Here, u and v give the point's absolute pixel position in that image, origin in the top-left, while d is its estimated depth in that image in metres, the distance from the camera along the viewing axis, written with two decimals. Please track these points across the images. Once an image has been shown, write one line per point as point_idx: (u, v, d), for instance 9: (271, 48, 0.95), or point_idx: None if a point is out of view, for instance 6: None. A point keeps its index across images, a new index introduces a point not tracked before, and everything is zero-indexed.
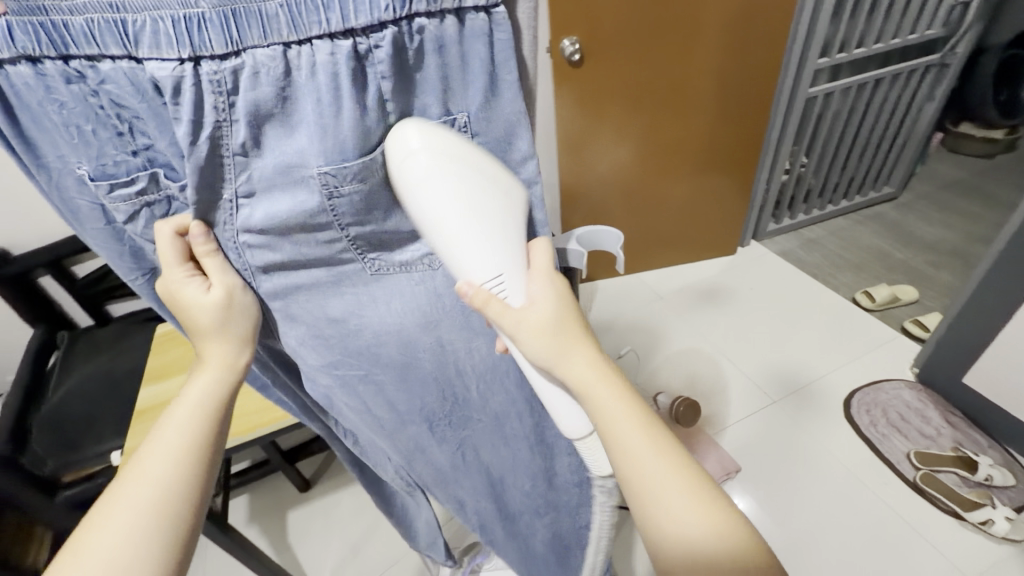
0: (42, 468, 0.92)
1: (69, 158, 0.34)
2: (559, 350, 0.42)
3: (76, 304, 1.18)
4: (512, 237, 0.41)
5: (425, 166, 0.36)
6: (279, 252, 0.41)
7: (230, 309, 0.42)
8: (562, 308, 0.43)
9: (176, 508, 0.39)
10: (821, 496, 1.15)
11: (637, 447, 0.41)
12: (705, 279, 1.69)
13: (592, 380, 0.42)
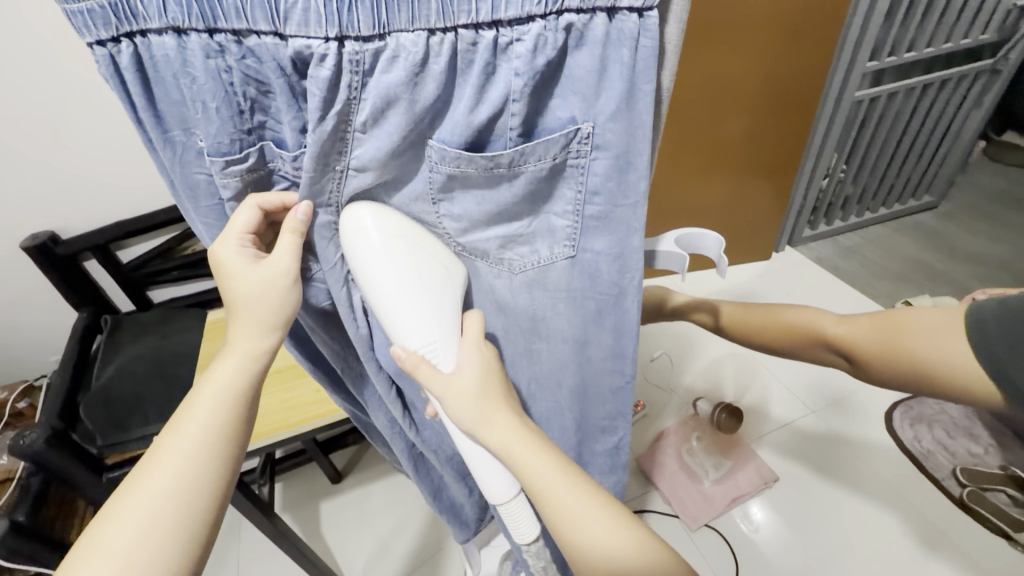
0: (91, 444, 0.97)
1: (193, 131, 0.34)
2: (482, 417, 0.44)
3: (120, 289, 1.19)
4: (446, 311, 0.43)
5: (374, 242, 0.39)
6: (376, 219, 0.41)
7: (267, 298, 0.42)
8: (484, 376, 0.45)
9: (199, 493, 0.41)
10: (859, 508, 1.12)
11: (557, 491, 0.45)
12: (740, 285, 1.66)
13: (512, 442, 0.45)
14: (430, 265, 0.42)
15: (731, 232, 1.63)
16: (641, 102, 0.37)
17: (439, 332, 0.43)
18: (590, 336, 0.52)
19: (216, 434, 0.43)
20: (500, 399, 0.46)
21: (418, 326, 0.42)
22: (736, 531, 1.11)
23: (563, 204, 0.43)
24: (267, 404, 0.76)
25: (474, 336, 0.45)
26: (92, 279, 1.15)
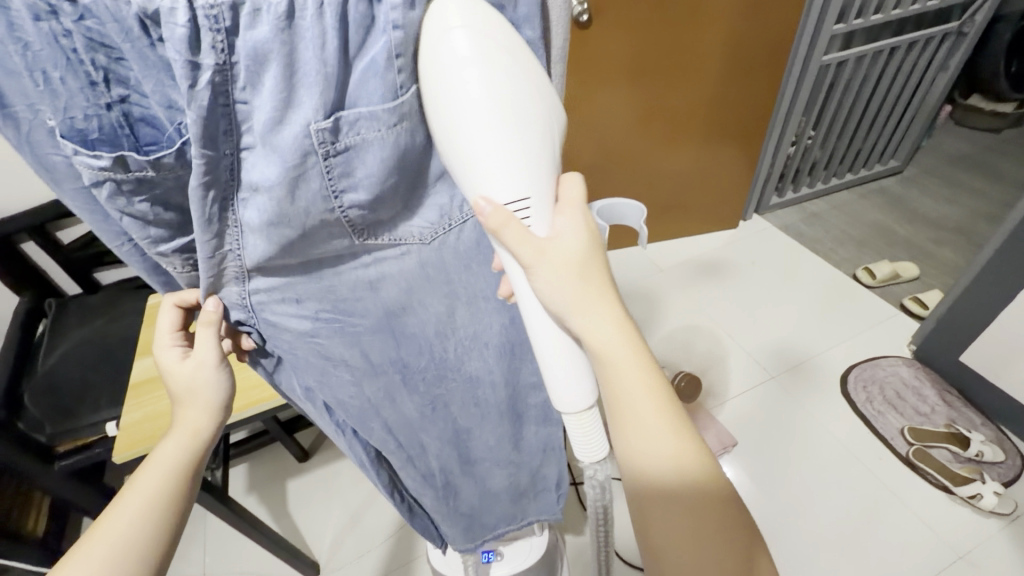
0: (40, 434, 0.94)
1: (41, 107, 0.31)
2: (580, 294, 0.41)
3: (63, 272, 1.15)
4: (525, 130, 0.36)
5: (464, 72, 0.34)
6: (270, 213, 0.37)
7: (201, 382, 0.46)
8: (590, 276, 0.41)
9: (137, 564, 0.40)
10: (814, 469, 1.16)
11: (633, 397, 0.41)
12: (706, 253, 1.67)
13: (612, 340, 0.41)
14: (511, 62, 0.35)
15: (696, 202, 1.63)
16: (525, 49, 0.39)
17: (526, 178, 0.37)
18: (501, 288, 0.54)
19: (161, 503, 0.43)
20: (605, 291, 0.42)
21: (503, 171, 0.36)
22: None
23: (453, 164, 0.43)
24: None
25: (574, 203, 0.41)
26: (30, 261, 1.11)
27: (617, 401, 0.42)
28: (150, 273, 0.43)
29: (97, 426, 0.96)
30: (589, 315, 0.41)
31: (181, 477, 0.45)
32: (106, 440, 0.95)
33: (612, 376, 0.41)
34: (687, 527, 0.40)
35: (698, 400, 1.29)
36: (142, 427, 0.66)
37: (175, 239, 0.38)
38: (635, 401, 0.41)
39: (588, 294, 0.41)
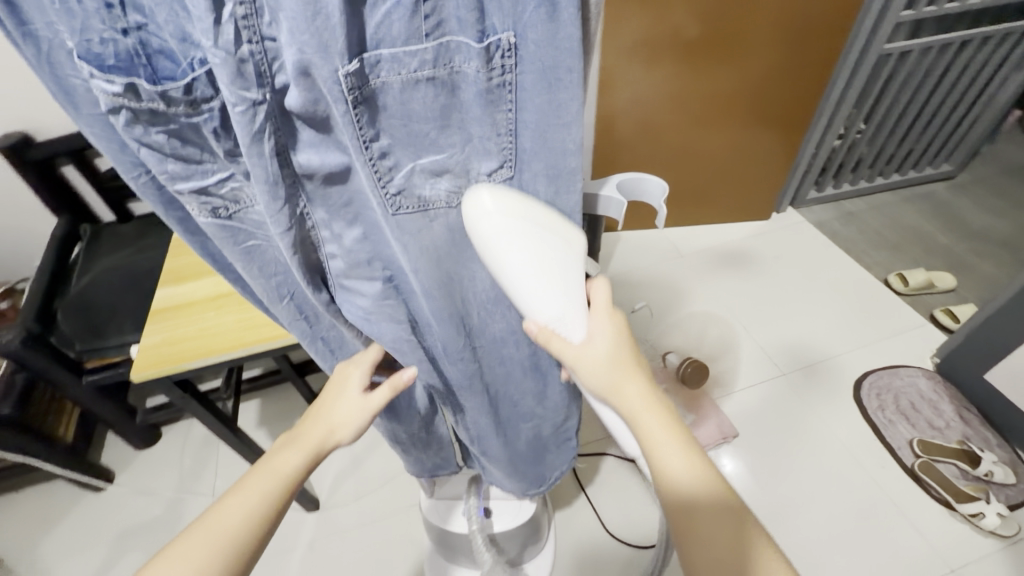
0: (70, 348, 1.01)
1: (59, 26, 0.30)
2: (614, 379, 0.50)
3: (100, 199, 1.20)
4: (567, 273, 0.47)
5: (500, 224, 0.40)
6: (313, 150, 0.37)
7: (337, 410, 0.55)
8: (616, 351, 0.50)
9: (233, 555, 0.45)
10: (813, 469, 1.15)
11: (661, 443, 0.48)
12: (732, 242, 1.63)
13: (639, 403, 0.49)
14: (552, 225, 0.44)
15: (729, 189, 1.58)
16: (565, 11, 0.35)
17: (567, 303, 0.47)
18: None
19: (267, 501, 0.49)
20: (631, 371, 0.50)
21: (548, 302, 0.46)
22: None
23: (491, 129, 0.40)
24: (223, 323, 0.71)
25: (604, 309, 0.51)
26: (70, 186, 1.16)
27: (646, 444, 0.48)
28: (169, 213, 0.41)
29: (122, 349, 1.02)
30: (607, 373, 0.49)
31: (275, 500, 0.49)
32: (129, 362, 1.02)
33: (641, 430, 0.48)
34: (696, 542, 0.44)
35: (703, 388, 1.28)
36: (162, 350, 0.69)
37: (190, 179, 0.36)
38: (663, 448, 0.47)
39: (614, 367, 0.50)
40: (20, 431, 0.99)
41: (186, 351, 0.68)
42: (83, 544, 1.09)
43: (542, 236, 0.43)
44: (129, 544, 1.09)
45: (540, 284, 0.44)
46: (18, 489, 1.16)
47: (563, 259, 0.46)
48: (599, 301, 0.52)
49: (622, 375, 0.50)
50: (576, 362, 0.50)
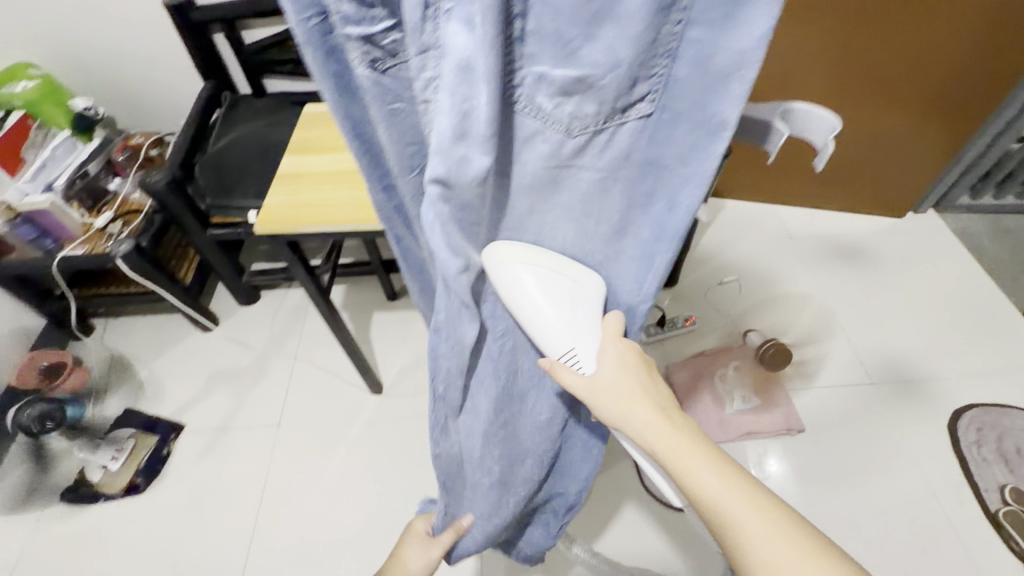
0: (201, 199, 1.14)
1: None
2: (624, 398, 0.48)
3: (241, 70, 1.29)
4: (580, 307, 0.51)
5: (514, 272, 0.48)
6: (470, 24, 0.32)
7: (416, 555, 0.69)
8: (624, 377, 0.49)
9: None
10: (879, 486, 1.08)
11: (701, 473, 0.44)
12: (852, 235, 1.48)
13: (662, 426, 0.46)
14: (563, 267, 0.50)
15: (867, 175, 1.42)
16: None
17: (578, 338, 0.51)
18: (626, 218, 0.48)
19: None
20: (645, 390, 0.49)
21: (561, 335, 0.50)
22: (753, 462, 1.11)
23: (644, 43, 0.35)
24: (337, 198, 0.75)
25: (614, 332, 0.51)
26: (218, 52, 1.25)
27: (683, 474, 0.45)
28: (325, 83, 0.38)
29: (243, 212, 1.12)
30: (621, 407, 0.48)
31: None
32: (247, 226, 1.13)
33: (675, 464, 0.45)
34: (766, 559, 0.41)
35: (779, 376, 1.21)
36: (281, 210, 0.74)
37: (358, 23, 0.34)
38: (705, 476, 0.44)
39: (626, 399, 0.48)
40: (153, 263, 1.15)
41: (303, 215, 0.73)
42: (189, 371, 1.26)
43: (551, 279, 0.49)
44: (223, 380, 1.24)
45: (557, 314, 0.50)
46: (144, 313, 1.35)
47: (575, 299, 0.50)
48: (606, 333, 0.51)
49: (636, 404, 0.48)
50: (591, 400, 0.49)
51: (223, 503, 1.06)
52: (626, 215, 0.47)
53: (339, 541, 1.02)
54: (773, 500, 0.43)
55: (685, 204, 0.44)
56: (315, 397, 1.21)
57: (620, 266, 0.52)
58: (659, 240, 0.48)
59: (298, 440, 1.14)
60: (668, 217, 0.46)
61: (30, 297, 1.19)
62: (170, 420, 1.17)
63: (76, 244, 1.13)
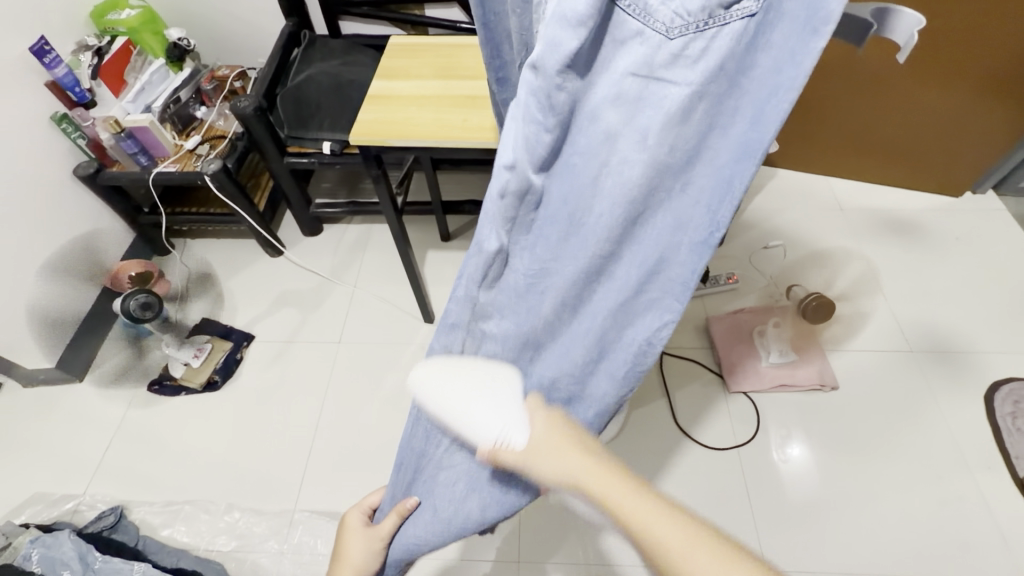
0: (281, 129, 1.23)
1: None
2: (549, 450, 0.49)
3: (319, 11, 1.38)
4: (499, 394, 0.54)
5: (434, 378, 0.55)
6: None
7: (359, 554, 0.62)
8: (552, 432, 0.51)
9: None
10: (908, 446, 1.10)
11: (645, 517, 0.42)
12: (903, 210, 1.47)
13: (590, 472, 0.46)
14: (478, 365, 0.55)
15: (926, 151, 1.40)
16: None
17: (504, 422, 0.51)
18: (704, 140, 0.44)
19: None
20: (570, 444, 0.49)
21: (486, 421, 0.51)
22: (783, 413, 1.16)
23: None
24: (423, 116, 0.82)
25: (534, 406, 0.54)
26: None
27: (630, 521, 0.43)
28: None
29: (317, 143, 1.20)
30: (552, 459, 0.48)
31: None
32: (321, 156, 1.21)
33: (619, 512, 0.44)
34: None
35: (817, 336, 1.25)
36: (373, 124, 0.81)
37: None
38: (651, 522, 0.42)
39: (554, 450, 0.49)
40: (236, 185, 1.25)
41: (391, 130, 0.81)
42: (259, 290, 1.37)
43: (464, 373, 0.54)
44: (289, 300, 1.35)
45: (475, 400, 0.53)
46: (219, 236, 1.47)
47: (492, 386, 0.54)
48: (531, 412, 0.53)
49: (566, 453, 0.49)
50: (525, 462, 0.50)
51: (287, 404, 1.17)
52: (706, 136, 0.44)
53: (390, 445, 1.11)
54: (699, 521, 0.42)
55: (772, 116, 0.40)
56: (372, 321, 1.30)
57: (689, 227, 0.47)
58: (738, 161, 0.43)
59: (356, 356, 1.24)
60: (750, 136, 0.42)
61: (123, 210, 1.30)
62: (243, 329, 1.29)
63: (170, 162, 1.24)
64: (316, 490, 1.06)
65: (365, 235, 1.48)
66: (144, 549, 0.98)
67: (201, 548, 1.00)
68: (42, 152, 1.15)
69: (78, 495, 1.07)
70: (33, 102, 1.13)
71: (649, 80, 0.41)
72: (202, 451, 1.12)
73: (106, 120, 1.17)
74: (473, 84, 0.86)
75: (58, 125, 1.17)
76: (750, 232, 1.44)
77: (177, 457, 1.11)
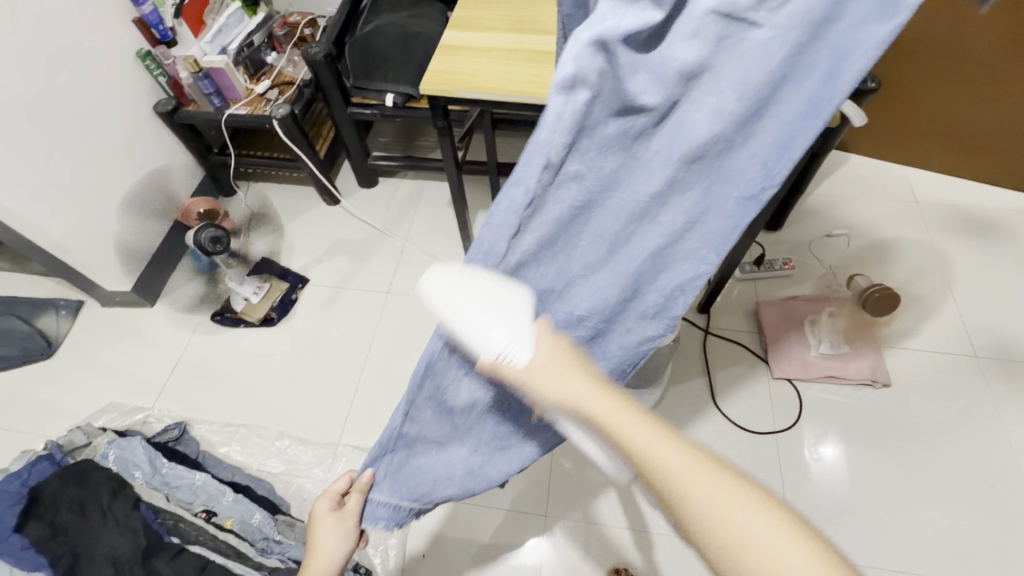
0: (348, 78, 1.24)
1: None
2: (557, 362, 0.44)
3: None
4: (509, 318, 0.45)
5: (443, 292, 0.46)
6: None
7: (330, 529, 0.66)
8: (558, 353, 0.45)
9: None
10: (959, 452, 1.06)
11: (677, 474, 0.37)
12: (987, 208, 1.37)
13: (588, 397, 0.42)
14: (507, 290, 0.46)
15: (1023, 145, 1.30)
16: None
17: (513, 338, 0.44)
18: (773, 92, 0.39)
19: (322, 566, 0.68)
20: (573, 360, 0.45)
21: (505, 328, 0.44)
22: (829, 405, 1.12)
23: None
24: (492, 70, 0.81)
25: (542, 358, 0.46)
26: None
27: (659, 479, 0.37)
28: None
29: (381, 94, 1.22)
30: (554, 378, 0.43)
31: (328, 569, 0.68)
32: (384, 108, 1.23)
33: (652, 476, 0.38)
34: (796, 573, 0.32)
35: (873, 331, 1.20)
36: (443, 75, 0.82)
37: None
38: (688, 482, 0.36)
39: (560, 368, 0.44)
40: (302, 133, 1.28)
41: (461, 81, 0.81)
42: (315, 235, 1.42)
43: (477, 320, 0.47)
44: (342, 248, 1.39)
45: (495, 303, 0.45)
46: (280, 181, 1.53)
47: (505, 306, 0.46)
48: (542, 333, 0.46)
49: (565, 368, 0.44)
50: (525, 379, 0.44)
51: (337, 346, 1.23)
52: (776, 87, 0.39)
53: None
54: (712, 455, 0.38)
55: (851, 74, 0.37)
56: (420, 275, 1.33)
57: (716, 203, 0.46)
58: (803, 122, 0.40)
59: (403, 307, 1.28)
60: (823, 93, 0.38)
61: (195, 147, 1.36)
62: (298, 272, 1.35)
63: (240, 105, 1.28)
64: (358, 427, 1.12)
65: (417, 191, 1.50)
66: (203, 461, 1.07)
67: (253, 467, 1.08)
68: (128, 86, 1.21)
69: (147, 408, 1.17)
70: (123, 37, 1.19)
71: (730, 23, 0.36)
72: (257, 380, 1.19)
73: (186, 59, 1.22)
74: (546, 40, 0.85)
75: (143, 62, 1.23)
76: (813, 218, 1.38)
77: (234, 384, 1.19)
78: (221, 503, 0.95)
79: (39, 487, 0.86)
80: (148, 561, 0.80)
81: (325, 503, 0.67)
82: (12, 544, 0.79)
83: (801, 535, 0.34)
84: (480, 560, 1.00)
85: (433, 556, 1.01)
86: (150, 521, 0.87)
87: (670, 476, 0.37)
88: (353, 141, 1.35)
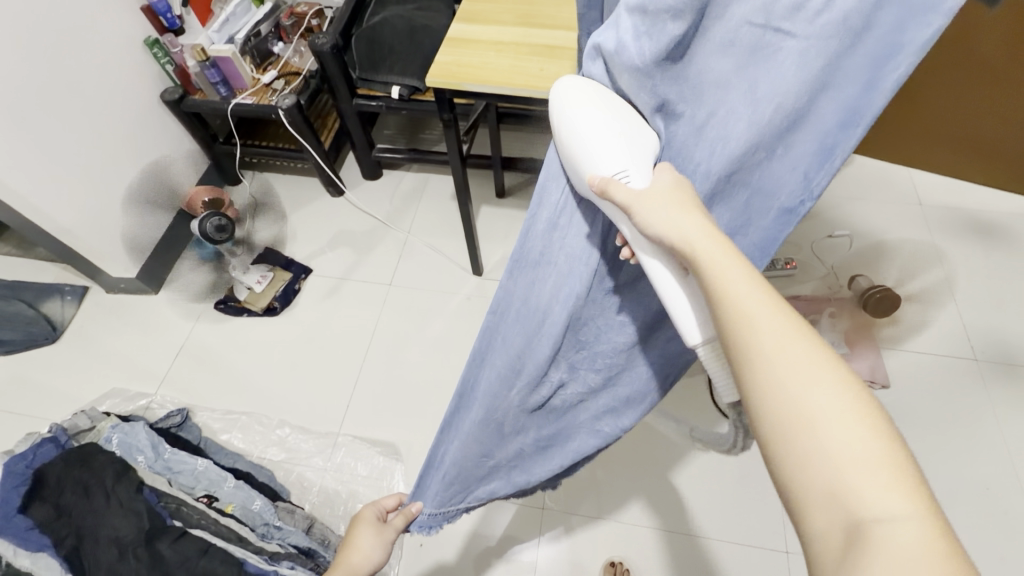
0: (354, 69, 1.24)
1: None
2: (678, 201, 0.40)
3: None
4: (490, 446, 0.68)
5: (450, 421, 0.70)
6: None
7: (376, 531, 0.68)
8: (678, 186, 0.41)
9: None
10: (955, 453, 1.07)
11: (790, 353, 0.32)
12: (990, 211, 1.37)
13: (707, 244, 0.37)
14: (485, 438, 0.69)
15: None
16: None
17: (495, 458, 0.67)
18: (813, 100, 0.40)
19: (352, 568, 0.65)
20: (691, 201, 0.40)
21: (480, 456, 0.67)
22: None
23: None
24: (499, 64, 0.82)
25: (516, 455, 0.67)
26: None
27: (764, 381, 0.33)
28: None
29: (387, 86, 1.22)
30: (667, 208, 0.40)
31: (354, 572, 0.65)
32: (389, 100, 1.23)
33: (756, 351, 0.33)
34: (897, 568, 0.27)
35: (873, 332, 1.20)
36: (449, 67, 0.82)
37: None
38: (809, 391, 0.31)
39: (675, 202, 0.40)
40: (307, 123, 1.28)
41: (467, 74, 0.81)
42: (319, 226, 1.43)
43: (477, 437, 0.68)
44: (346, 239, 1.40)
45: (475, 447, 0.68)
46: (285, 171, 1.53)
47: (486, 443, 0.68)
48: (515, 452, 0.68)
49: (686, 208, 0.40)
50: (635, 203, 0.41)
51: (339, 336, 1.24)
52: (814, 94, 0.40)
53: (430, 386, 1.16)
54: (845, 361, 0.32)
55: (890, 81, 0.37)
56: (423, 268, 1.34)
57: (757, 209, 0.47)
58: (843, 129, 0.40)
59: (406, 299, 1.29)
60: (862, 100, 0.39)
61: (201, 136, 1.36)
62: (302, 262, 1.35)
63: (246, 95, 1.29)
64: (359, 417, 1.13)
65: (421, 184, 1.50)
66: (205, 447, 1.08)
67: (254, 454, 1.09)
68: (135, 73, 1.22)
69: (150, 394, 1.18)
70: (131, 24, 1.19)
71: (764, 34, 0.38)
72: (259, 369, 1.20)
73: (193, 48, 1.22)
74: (552, 34, 0.85)
75: (151, 49, 1.24)
76: (816, 218, 1.38)
77: (236, 372, 1.20)
78: (223, 489, 0.96)
79: (45, 469, 0.88)
80: (152, 543, 0.80)
81: (377, 505, 0.71)
82: (16, 524, 0.83)
83: (914, 490, 0.29)
84: (478, 550, 1.02)
85: (431, 544, 1.03)
86: (154, 503, 0.87)
87: (767, 361, 0.33)
88: (358, 133, 1.35)
